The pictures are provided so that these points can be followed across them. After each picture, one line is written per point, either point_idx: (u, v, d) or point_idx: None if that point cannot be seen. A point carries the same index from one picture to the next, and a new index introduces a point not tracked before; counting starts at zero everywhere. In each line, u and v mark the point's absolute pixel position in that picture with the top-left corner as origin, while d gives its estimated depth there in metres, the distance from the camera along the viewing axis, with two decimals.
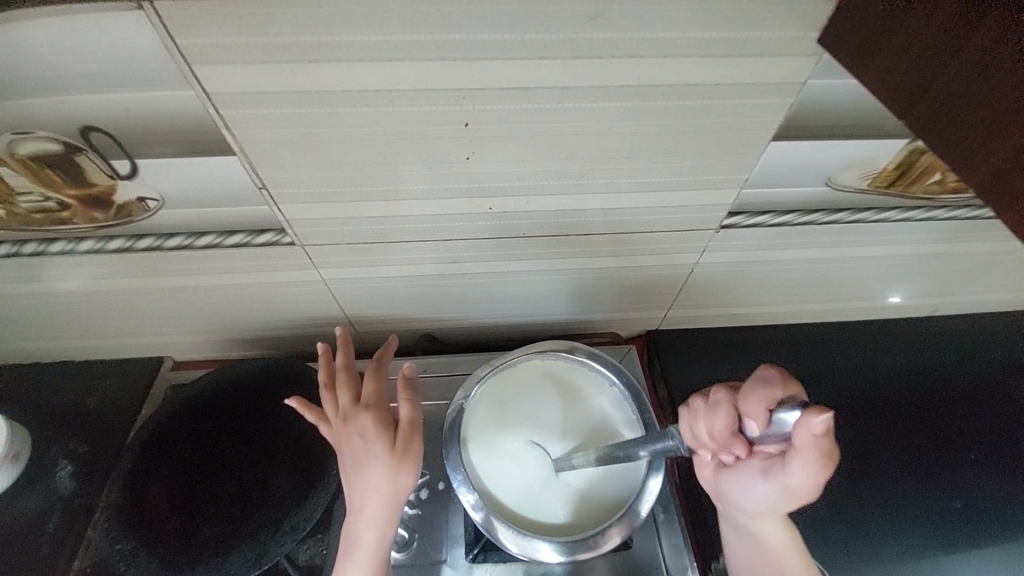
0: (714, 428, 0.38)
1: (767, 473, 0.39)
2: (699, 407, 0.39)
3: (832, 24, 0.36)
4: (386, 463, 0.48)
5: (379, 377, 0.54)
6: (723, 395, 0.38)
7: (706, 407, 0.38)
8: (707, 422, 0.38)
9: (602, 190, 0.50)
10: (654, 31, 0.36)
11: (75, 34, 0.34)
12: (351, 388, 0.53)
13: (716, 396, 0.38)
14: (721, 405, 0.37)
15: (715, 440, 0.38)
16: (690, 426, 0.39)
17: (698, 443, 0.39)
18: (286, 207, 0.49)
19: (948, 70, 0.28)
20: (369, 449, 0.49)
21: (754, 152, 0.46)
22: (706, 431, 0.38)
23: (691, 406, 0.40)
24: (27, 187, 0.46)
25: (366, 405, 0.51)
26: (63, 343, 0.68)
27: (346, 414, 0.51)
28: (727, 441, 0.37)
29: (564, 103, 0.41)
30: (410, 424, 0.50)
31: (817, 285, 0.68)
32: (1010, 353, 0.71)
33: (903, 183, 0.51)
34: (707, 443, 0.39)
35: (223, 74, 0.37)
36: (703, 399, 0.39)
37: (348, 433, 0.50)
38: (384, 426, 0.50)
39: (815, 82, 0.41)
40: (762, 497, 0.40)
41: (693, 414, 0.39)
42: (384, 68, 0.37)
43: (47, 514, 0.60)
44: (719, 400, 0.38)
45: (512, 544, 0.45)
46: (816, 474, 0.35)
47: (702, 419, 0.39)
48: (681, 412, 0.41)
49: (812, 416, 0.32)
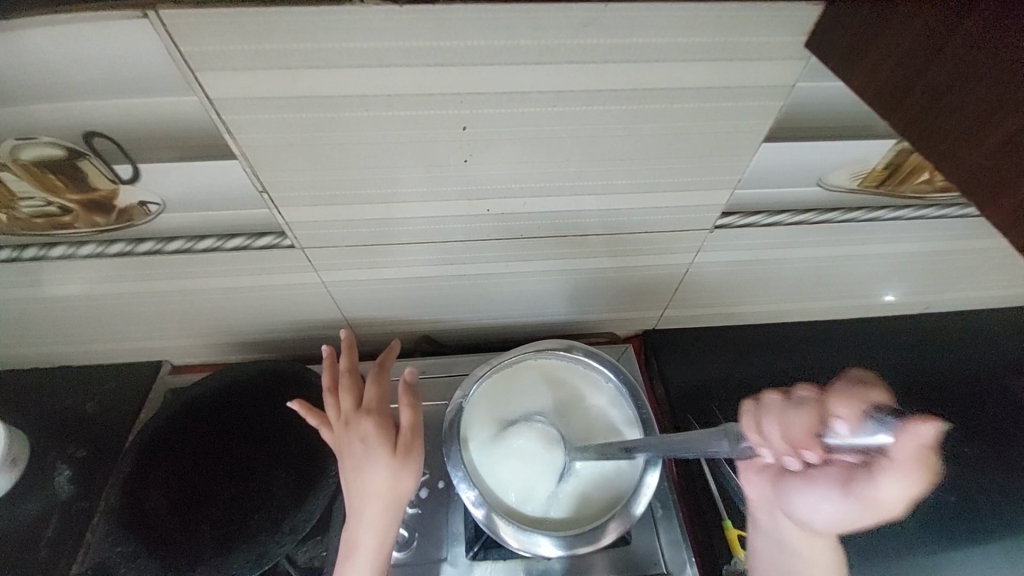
0: (792, 426, 0.31)
1: (849, 485, 0.37)
2: (773, 404, 0.33)
3: (819, 29, 0.37)
4: (386, 469, 0.49)
5: (380, 382, 0.55)
6: (808, 394, 0.32)
7: (783, 404, 0.32)
8: (782, 421, 0.31)
9: (597, 192, 0.51)
10: (646, 37, 0.37)
11: (79, 42, 0.35)
12: (352, 393, 0.54)
13: (796, 395, 0.32)
14: (804, 402, 0.31)
15: (789, 441, 0.31)
16: (757, 421, 0.33)
17: (761, 446, 0.33)
18: (287, 211, 0.50)
19: (929, 71, 0.29)
20: (369, 455, 0.49)
21: (744, 153, 0.47)
22: (779, 430, 0.32)
23: (761, 404, 0.33)
24: (29, 192, 0.46)
25: (368, 411, 0.52)
26: (63, 348, 0.68)
27: (348, 419, 0.52)
28: (805, 444, 0.31)
29: (559, 107, 0.42)
30: (410, 428, 0.51)
31: (810, 284, 0.69)
32: (1001, 348, 0.72)
33: (892, 183, 0.52)
34: (776, 445, 0.32)
35: (225, 80, 0.37)
36: (778, 396, 0.33)
37: (349, 439, 0.51)
38: (385, 431, 0.51)
39: (804, 86, 0.42)
40: (824, 504, 0.40)
41: (765, 412, 0.33)
42: (382, 74, 0.38)
43: (47, 518, 0.60)
44: (801, 398, 0.32)
45: (512, 541, 0.46)
46: (912, 487, 0.33)
47: (776, 417, 0.32)
48: (744, 407, 0.34)
49: (923, 426, 0.29)
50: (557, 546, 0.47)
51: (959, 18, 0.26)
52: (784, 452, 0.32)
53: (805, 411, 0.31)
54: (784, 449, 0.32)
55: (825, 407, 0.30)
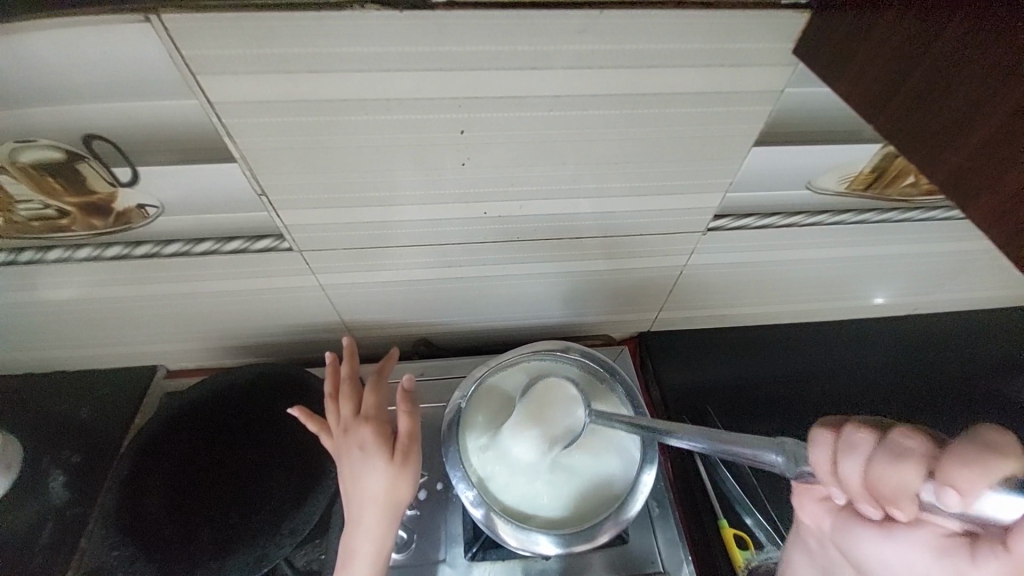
0: (878, 477, 0.25)
1: (928, 546, 0.29)
2: (857, 439, 0.27)
3: (807, 34, 0.38)
4: (384, 475, 0.49)
5: (379, 389, 0.55)
6: (916, 444, 0.25)
7: (872, 444, 0.26)
8: (864, 463, 0.26)
9: (593, 195, 0.52)
10: (639, 43, 0.38)
11: (81, 47, 0.35)
12: (352, 399, 0.54)
13: (894, 438, 0.26)
14: (901, 451, 0.25)
15: (868, 488, 0.26)
16: (833, 457, 0.27)
17: (830, 479, 0.28)
18: (286, 213, 0.50)
19: (915, 73, 0.30)
20: (367, 462, 0.49)
21: (736, 157, 0.49)
22: (855, 471, 0.26)
23: (844, 434, 0.27)
24: (27, 196, 0.46)
25: (366, 418, 0.52)
26: (57, 353, 0.68)
27: (347, 426, 0.52)
28: (888, 499, 0.25)
29: (556, 111, 0.43)
30: (410, 436, 0.51)
31: (802, 285, 0.70)
32: (989, 348, 0.73)
33: (879, 186, 0.54)
34: (847, 485, 0.27)
35: (226, 84, 0.38)
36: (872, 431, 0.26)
37: (347, 446, 0.51)
38: (384, 438, 0.51)
39: (793, 91, 0.44)
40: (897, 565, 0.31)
41: (846, 448, 0.27)
42: (382, 78, 0.38)
43: (41, 524, 0.59)
44: (900, 445, 0.25)
45: (512, 539, 0.47)
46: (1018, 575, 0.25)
47: (858, 457, 0.26)
48: (819, 436, 0.28)
49: None
50: (556, 545, 0.47)
51: (942, 23, 0.27)
52: (857, 496, 0.26)
53: (895, 463, 0.25)
54: (857, 492, 0.26)
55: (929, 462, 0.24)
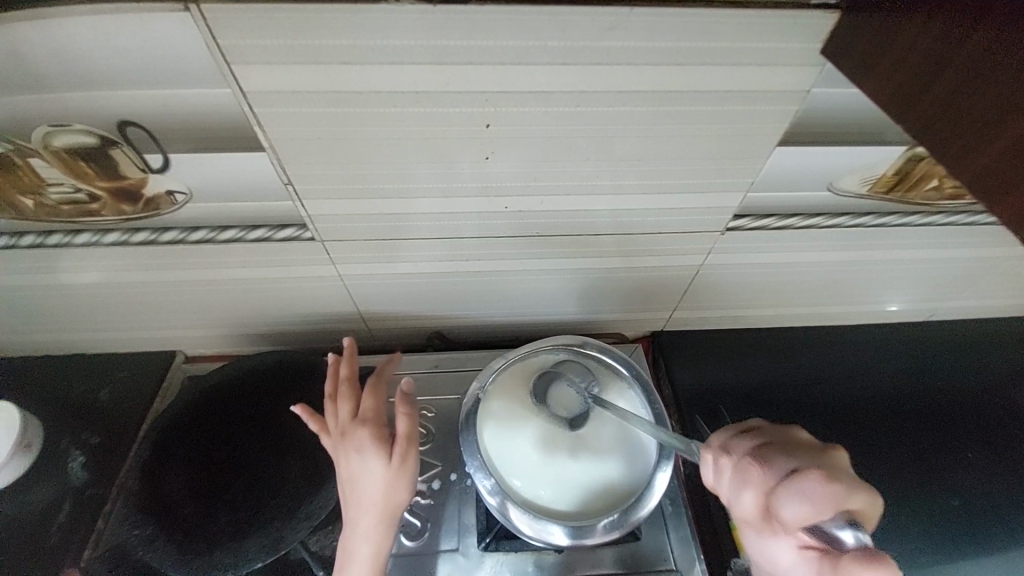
0: (776, 504, 0.29)
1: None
2: (763, 484, 0.31)
3: (835, 35, 0.38)
4: (382, 473, 0.49)
5: (379, 391, 0.54)
6: (750, 491, 0.31)
7: (798, 483, 0.29)
8: (787, 503, 0.29)
9: (610, 192, 0.52)
10: (665, 41, 0.38)
11: (120, 33, 0.36)
12: (351, 401, 0.53)
13: (824, 482, 0.28)
14: (823, 496, 0.28)
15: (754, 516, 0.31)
16: (725, 493, 0.34)
17: (734, 507, 0.33)
18: (310, 203, 0.51)
19: (944, 76, 0.30)
20: (364, 463, 0.49)
21: (760, 156, 0.49)
22: (755, 506, 0.31)
23: (741, 473, 0.32)
24: (58, 179, 0.47)
25: (363, 420, 0.51)
26: (81, 335, 0.70)
27: (345, 429, 0.51)
28: (786, 530, 0.29)
29: (580, 107, 0.43)
30: (406, 438, 0.50)
31: (818, 289, 0.70)
32: (1001, 356, 0.73)
33: (901, 189, 0.54)
34: (749, 519, 0.32)
35: (259, 73, 0.39)
36: (815, 474, 0.29)
37: (345, 450, 0.51)
38: (381, 440, 0.50)
39: (820, 91, 0.44)
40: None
41: (743, 480, 0.32)
42: (409, 71, 0.39)
43: (60, 504, 0.60)
44: (836, 491, 0.28)
45: (527, 528, 0.49)
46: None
47: (746, 495, 0.32)
48: (714, 471, 0.35)
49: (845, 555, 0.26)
50: (567, 536, 0.49)
51: (970, 30, 0.28)
52: (750, 522, 0.32)
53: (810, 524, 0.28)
54: (753, 520, 0.32)
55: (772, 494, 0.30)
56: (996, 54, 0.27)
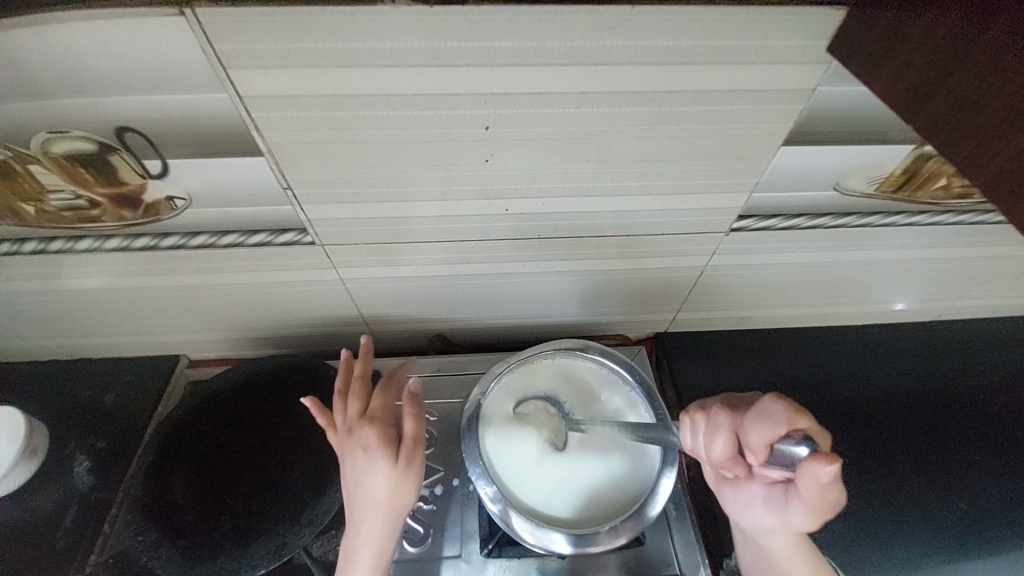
0: (749, 435, 0.37)
1: (766, 502, 0.42)
2: (730, 426, 0.39)
3: (843, 31, 0.37)
4: (388, 475, 0.49)
5: (389, 391, 0.54)
6: (719, 434, 0.39)
7: (760, 414, 0.37)
8: (755, 431, 0.37)
9: (612, 193, 0.51)
10: (668, 40, 0.38)
11: (117, 39, 0.36)
12: (360, 399, 0.53)
13: (776, 404, 0.37)
14: (778, 414, 0.36)
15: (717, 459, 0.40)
16: (694, 446, 0.41)
17: (710, 453, 0.40)
18: (310, 207, 0.50)
19: (956, 73, 0.29)
20: (370, 462, 0.49)
21: (765, 156, 0.48)
22: (727, 447, 0.39)
23: (710, 422, 0.40)
24: (58, 185, 0.47)
25: (372, 419, 0.51)
26: (85, 340, 0.70)
27: (352, 425, 0.51)
28: (755, 455, 0.37)
29: (581, 108, 0.42)
30: (414, 440, 0.50)
31: (824, 289, 0.69)
32: (1010, 357, 0.72)
33: (909, 188, 0.53)
34: (720, 460, 0.39)
35: (255, 77, 0.38)
36: (768, 400, 0.37)
37: (351, 446, 0.50)
38: (388, 440, 0.50)
39: (825, 90, 0.43)
40: (762, 525, 0.43)
41: (712, 428, 0.39)
42: (407, 73, 0.39)
43: (65, 508, 0.60)
44: (786, 411, 0.37)
45: (528, 536, 0.48)
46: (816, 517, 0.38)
47: (716, 439, 0.39)
48: (682, 428, 0.42)
49: (818, 464, 0.33)
50: (570, 544, 0.48)
51: (975, 35, 0.27)
52: (723, 463, 0.40)
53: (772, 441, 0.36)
54: (727, 460, 0.39)
55: (734, 433, 0.38)
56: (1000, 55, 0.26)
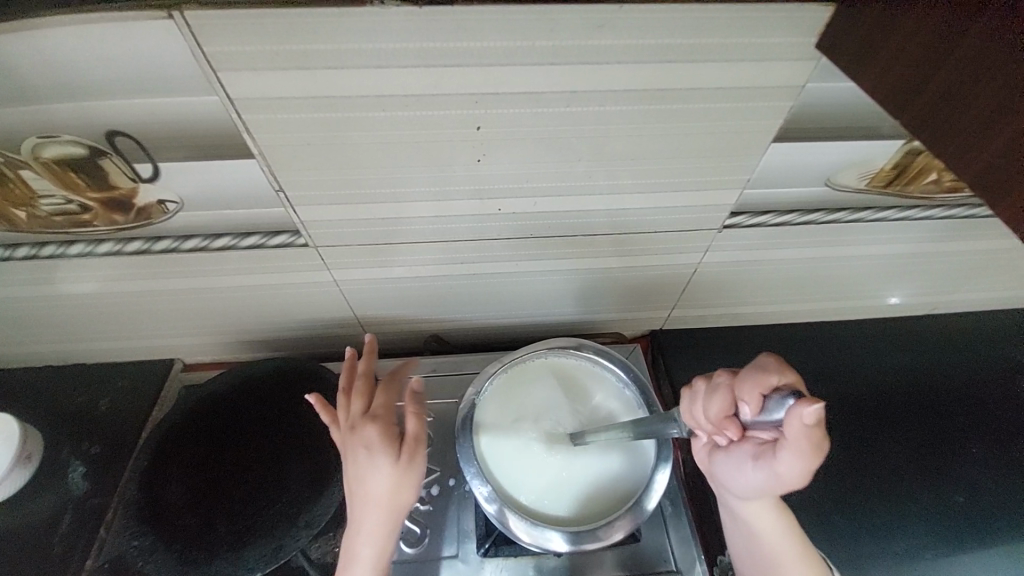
0: (742, 388, 0.37)
1: (757, 459, 0.40)
2: (728, 386, 0.39)
3: (830, 26, 0.37)
4: (388, 474, 0.48)
5: (392, 389, 0.53)
6: (717, 393, 0.39)
7: (756, 370, 0.37)
8: (748, 385, 0.37)
9: (605, 192, 0.51)
10: (657, 38, 0.38)
11: (106, 42, 0.36)
12: (364, 396, 0.53)
13: (773, 364, 0.38)
14: (773, 368, 0.37)
15: (713, 421, 0.39)
16: (691, 409, 0.41)
17: (707, 415, 0.39)
18: (302, 209, 0.50)
19: (940, 70, 0.29)
20: (371, 461, 0.48)
21: (755, 153, 0.48)
22: (723, 406, 0.38)
23: (710, 385, 0.40)
24: (49, 191, 0.47)
25: (374, 417, 0.50)
26: (79, 345, 0.70)
27: (354, 423, 0.51)
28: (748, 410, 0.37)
29: (572, 107, 0.42)
30: (416, 439, 0.50)
31: (818, 284, 0.69)
32: (1002, 349, 0.73)
33: (900, 183, 0.53)
34: (716, 420, 0.39)
35: (245, 80, 0.38)
36: (765, 361, 0.38)
37: (353, 444, 0.50)
38: (389, 439, 0.49)
39: (813, 86, 0.43)
40: (758, 487, 0.41)
41: (711, 389, 0.39)
42: (395, 74, 0.39)
43: (60, 515, 0.60)
44: (779, 368, 0.37)
45: (524, 535, 0.47)
46: (807, 465, 0.36)
47: (713, 399, 0.39)
48: (682, 395, 0.42)
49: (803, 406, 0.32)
50: (567, 542, 0.48)
51: (961, 26, 0.27)
52: (719, 423, 0.39)
53: (764, 391, 0.36)
54: (722, 420, 0.38)
55: (732, 393, 0.38)
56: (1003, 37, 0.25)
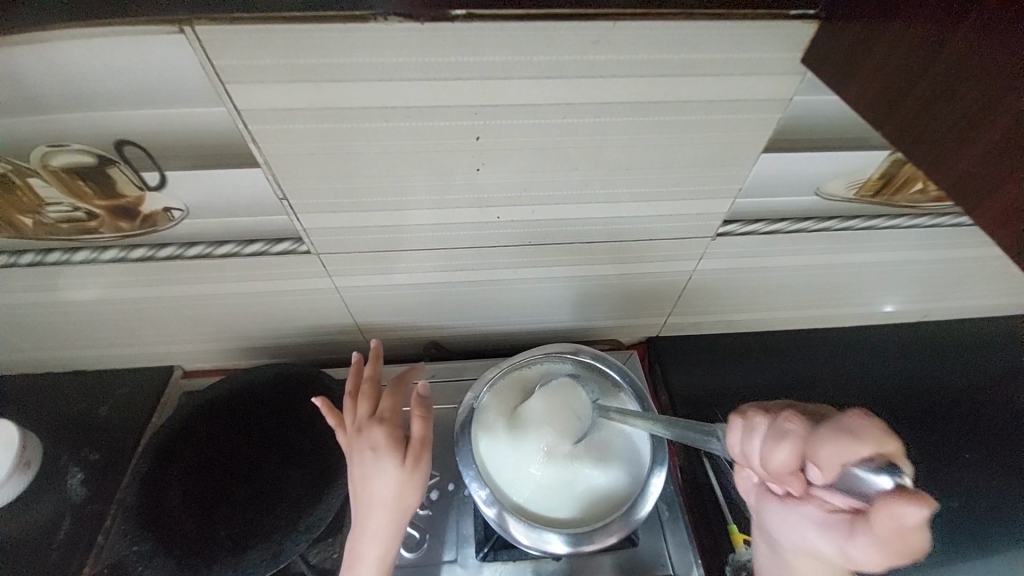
0: (820, 447, 0.26)
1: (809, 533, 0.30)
2: (801, 435, 0.28)
3: (816, 41, 0.39)
4: (393, 476, 0.49)
5: (399, 393, 0.54)
6: (784, 443, 0.28)
7: (844, 422, 0.27)
8: (830, 444, 0.26)
9: (602, 200, 0.53)
10: (649, 53, 0.39)
11: (118, 54, 0.37)
12: (370, 399, 0.53)
13: (867, 421, 0.27)
14: (866, 429, 0.26)
15: (770, 471, 0.29)
16: (741, 447, 0.31)
17: (763, 462, 0.29)
18: (306, 216, 0.51)
19: (918, 83, 0.31)
20: (377, 462, 0.49)
21: (746, 164, 0.50)
22: (788, 459, 0.28)
23: (776, 424, 0.29)
24: (57, 198, 0.48)
25: (381, 419, 0.51)
26: (80, 352, 0.70)
27: (361, 425, 0.51)
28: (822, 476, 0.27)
29: (569, 118, 0.44)
30: (421, 441, 0.50)
31: (811, 291, 0.71)
32: (993, 355, 0.74)
33: (887, 192, 0.55)
34: (777, 474, 0.29)
35: (253, 91, 0.39)
36: (855, 413, 0.27)
37: (360, 445, 0.50)
38: (396, 441, 0.50)
39: (800, 99, 0.45)
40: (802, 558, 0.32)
41: (775, 432, 0.29)
42: (398, 87, 0.40)
43: (58, 521, 0.60)
44: (877, 432, 0.26)
45: (523, 537, 0.48)
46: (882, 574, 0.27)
47: (776, 446, 0.28)
48: (732, 423, 0.32)
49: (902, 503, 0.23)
50: (565, 544, 0.48)
51: (951, 27, 0.28)
52: (778, 478, 0.29)
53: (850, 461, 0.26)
54: (781, 476, 0.29)
55: (805, 445, 0.27)
56: (1006, 29, 0.25)
